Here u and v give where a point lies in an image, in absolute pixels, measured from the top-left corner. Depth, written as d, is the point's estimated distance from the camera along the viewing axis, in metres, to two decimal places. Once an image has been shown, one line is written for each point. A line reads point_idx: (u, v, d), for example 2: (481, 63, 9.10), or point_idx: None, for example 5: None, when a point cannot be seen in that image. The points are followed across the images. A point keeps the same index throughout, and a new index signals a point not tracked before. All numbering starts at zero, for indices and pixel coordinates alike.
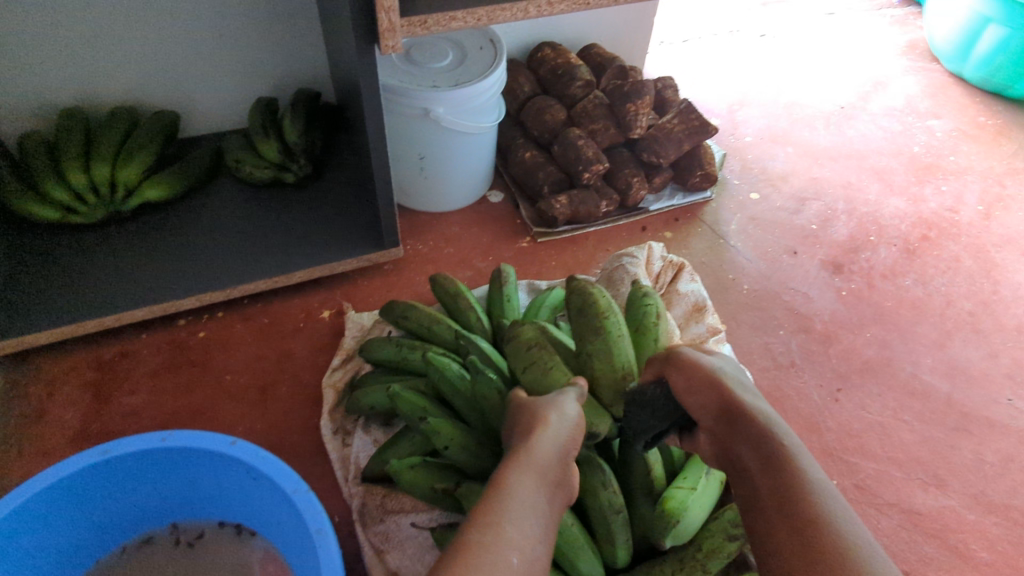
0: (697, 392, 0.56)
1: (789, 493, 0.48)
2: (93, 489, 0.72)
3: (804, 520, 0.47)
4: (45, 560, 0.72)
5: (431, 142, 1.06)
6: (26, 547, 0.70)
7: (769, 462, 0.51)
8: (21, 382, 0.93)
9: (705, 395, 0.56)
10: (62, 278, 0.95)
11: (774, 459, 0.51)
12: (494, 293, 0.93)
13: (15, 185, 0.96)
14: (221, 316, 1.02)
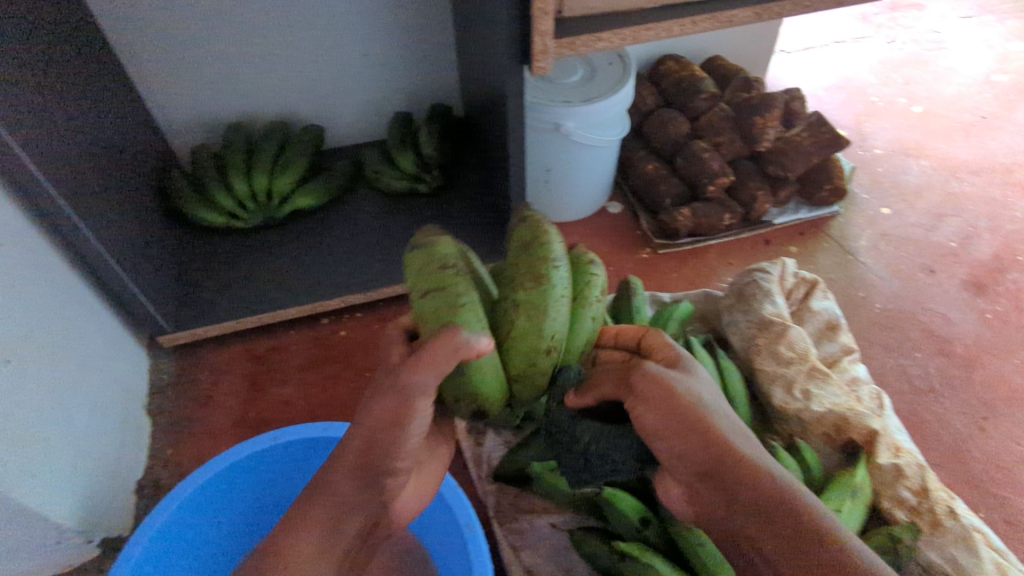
0: (671, 435, 0.50)
1: (799, 530, 0.48)
2: (239, 484, 0.80)
3: (815, 550, 0.47)
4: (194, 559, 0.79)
5: (559, 155, 1.09)
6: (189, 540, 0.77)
7: (762, 503, 0.49)
8: (190, 369, 1.04)
9: (684, 439, 0.50)
10: (227, 277, 1.06)
11: (767, 492, 0.49)
12: (621, 306, 0.95)
13: (191, 193, 1.07)
14: (360, 317, 1.10)
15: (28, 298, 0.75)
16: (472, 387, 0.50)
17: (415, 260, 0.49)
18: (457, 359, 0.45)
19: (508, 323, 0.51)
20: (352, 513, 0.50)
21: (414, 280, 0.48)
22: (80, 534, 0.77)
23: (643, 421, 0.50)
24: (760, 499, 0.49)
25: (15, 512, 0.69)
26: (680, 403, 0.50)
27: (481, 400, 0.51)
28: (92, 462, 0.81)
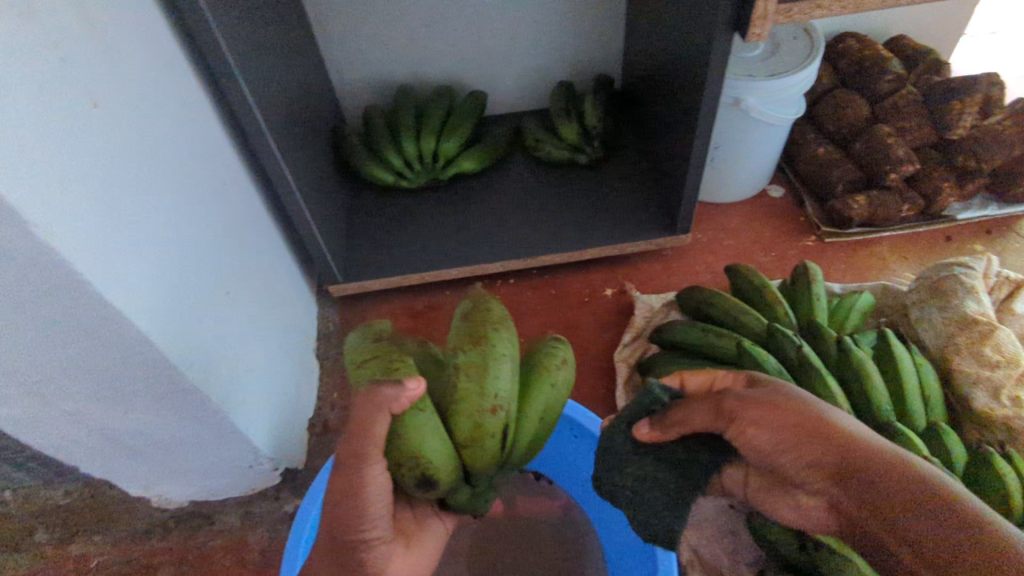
0: (774, 436, 0.46)
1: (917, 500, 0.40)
2: None
3: (954, 529, 0.38)
4: None
5: (730, 132, 1.06)
6: None
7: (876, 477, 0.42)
8: (353, 320, 1.09)
9: (788, 437, 0.46)
10: (391, 234, 1.09)
11: (887, 472, 0.42)
12: (796, 290, 0.91)
13: (362, 150, 1.12)
14: (514, 283, 1.11)
15: (242, 237, 0.80)
16: (410, 444, 0.47)
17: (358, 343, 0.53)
18: (385, 412, 0.45)
19: (451, 390, 0.49)
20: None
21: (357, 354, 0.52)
22: (271, 461, 0.82)
23: (745, 424, 0.47)
24: (880, 480, 0.42)
25: (229, 434, 0.73)
26: (780, 402, 0.48)
27: (425, 462, 0.47)
28: (282, 397, 0.85)
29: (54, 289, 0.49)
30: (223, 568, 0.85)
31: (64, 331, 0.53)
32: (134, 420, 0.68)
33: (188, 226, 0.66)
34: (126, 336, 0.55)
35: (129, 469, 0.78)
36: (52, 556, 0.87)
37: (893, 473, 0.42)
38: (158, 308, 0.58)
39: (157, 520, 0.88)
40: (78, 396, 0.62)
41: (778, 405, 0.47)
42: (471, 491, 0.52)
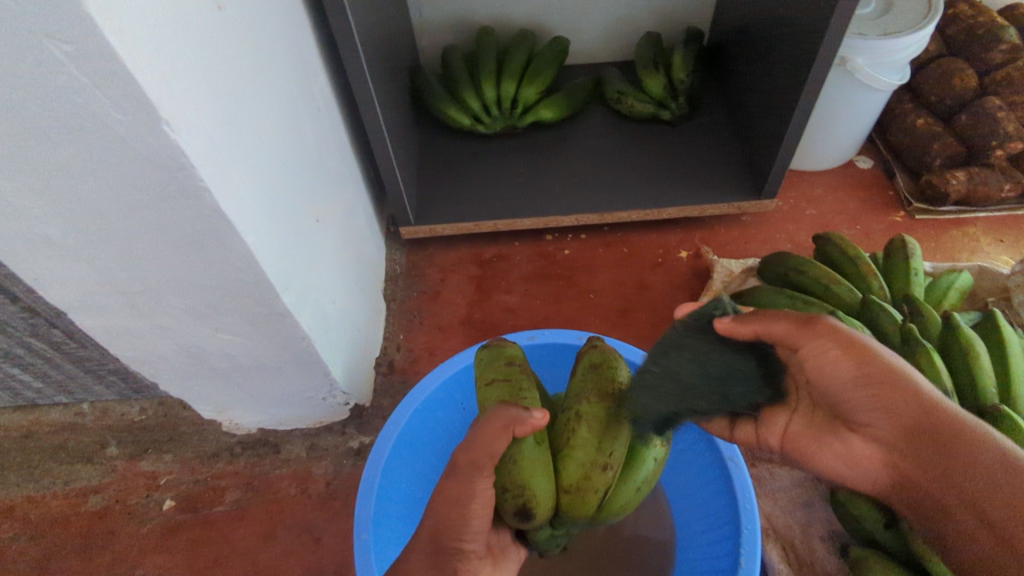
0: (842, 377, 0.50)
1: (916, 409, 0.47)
2: (438, 411, 0.79)
3: (997, 475, 0.43)
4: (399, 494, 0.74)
5: (830, 94, 1.01)
6: (400, 462, 0.74)
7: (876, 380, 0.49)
8: (420, 264, 1.07)
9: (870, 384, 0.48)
10: (465, 179, 1.07)
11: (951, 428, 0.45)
12: (890, 264, 0.86)
13: (441, 92, 1.10)
14: (585, 239, 1.08)
15: (330, 167, 0.79)
16: (520, 474, 0.49)
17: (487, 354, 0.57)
18: (509, 435, 0.47)
19: (569, 437, 0.52)
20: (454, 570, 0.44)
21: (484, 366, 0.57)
22: (344, 395, 0.82)
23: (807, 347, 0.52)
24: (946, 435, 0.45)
25: (309, 363, 0.73)
26: (851, 347, 0.50)
27: (529, 494, 0.49)
28: (355, 332, 0.85)
29: (171, 195, 0.49)
30: (288, 496, 0.85)
31: (174, 240, 0.54)
32: (222, 340, 0.68)
33: (290, 149, 0.65)
34: (231, 249, 0.55)
35: (207, 391, 0.80)
36: (124, 470, 0.89)
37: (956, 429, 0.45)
38: (262, 226, 0.57)
39: (226, 444, 0.89)
40: (175, 309, 0.63)
41: (860, 352, 0.49)
42: (552, 532, 0.54)
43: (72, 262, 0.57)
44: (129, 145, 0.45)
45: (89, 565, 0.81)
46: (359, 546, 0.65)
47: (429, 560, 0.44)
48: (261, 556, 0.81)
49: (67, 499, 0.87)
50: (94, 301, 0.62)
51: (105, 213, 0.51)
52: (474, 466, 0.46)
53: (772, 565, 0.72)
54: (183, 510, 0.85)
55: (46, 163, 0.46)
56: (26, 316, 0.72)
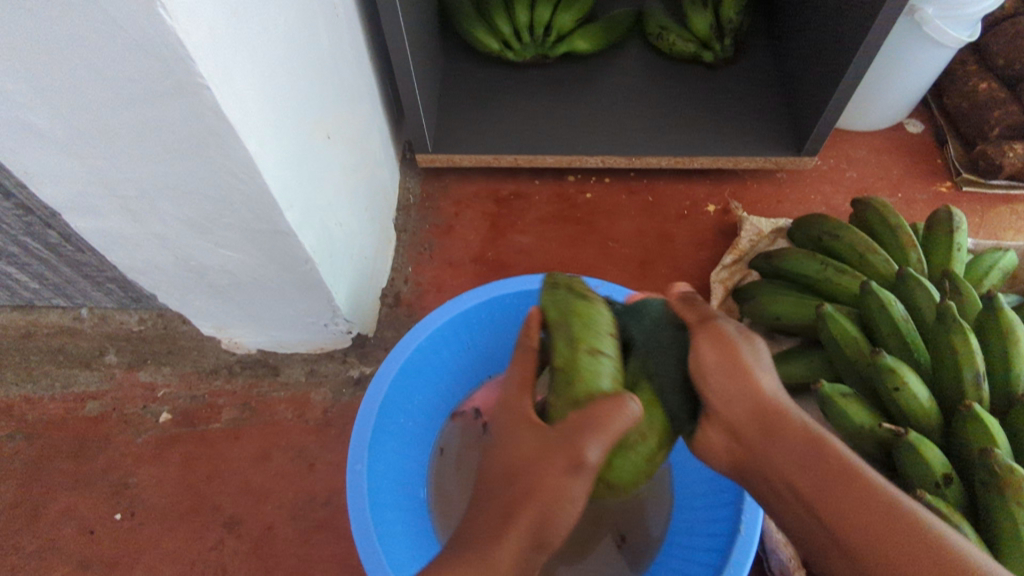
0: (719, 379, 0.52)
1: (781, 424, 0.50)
2: (437, 351, 0.76)
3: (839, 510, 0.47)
4: (394, 437, 0.72)
5: (890, 46, 0.94)
6: (395, 406, 0.72)
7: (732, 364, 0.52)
8: (435, 195, 1.03)
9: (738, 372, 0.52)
10: (488, 108, 1.01)
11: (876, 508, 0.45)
12: (932, 236, 0.81)
13: (472, 12, 1.03)
14: (609, 183, 1.03)
15: (347, 83, 0.74)
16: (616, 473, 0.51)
17: (562, 295, 0.54)
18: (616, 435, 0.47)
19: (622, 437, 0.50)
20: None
21: (558, 302, 0.54)
22: (346, 323, 0.80)
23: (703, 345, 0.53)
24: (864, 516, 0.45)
25: (311, 286, 0.70)
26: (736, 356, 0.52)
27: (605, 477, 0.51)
28: (360, 259, 0.81)
29: (169, 90, 0.45)
30: (285, 420, 0.84)
31: (171, 143, 0.50)
32: (221, 255, 0.65)
33: (302, 55, 0.60)
34: (232, 157, 0.51)
35: (206, 306, 0.77)
36: (122, 378, 0.88)
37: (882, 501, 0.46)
38: (268, 136, 0.53)
39: (224, 362, 0.88)
40: (172, 218, 0.60)
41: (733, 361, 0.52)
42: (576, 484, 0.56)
43: (62, 158, 0.53)
44: (122, 27, 0.40)
45: (83, 470, 0.81)
46: (351, 478, 0.64)
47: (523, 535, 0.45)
48: (254, 476, 0.80)
49: (64, 403, 0.86)
50: (88, 202, 0.59)
51: (97, 106, 0.47)
52: (578, 463, 0.46)
53: (769, 532, 0.68)
54: (179, 424, 0.84)
55: (31, 43, 0.42)
56: (19, 214, 0.69)
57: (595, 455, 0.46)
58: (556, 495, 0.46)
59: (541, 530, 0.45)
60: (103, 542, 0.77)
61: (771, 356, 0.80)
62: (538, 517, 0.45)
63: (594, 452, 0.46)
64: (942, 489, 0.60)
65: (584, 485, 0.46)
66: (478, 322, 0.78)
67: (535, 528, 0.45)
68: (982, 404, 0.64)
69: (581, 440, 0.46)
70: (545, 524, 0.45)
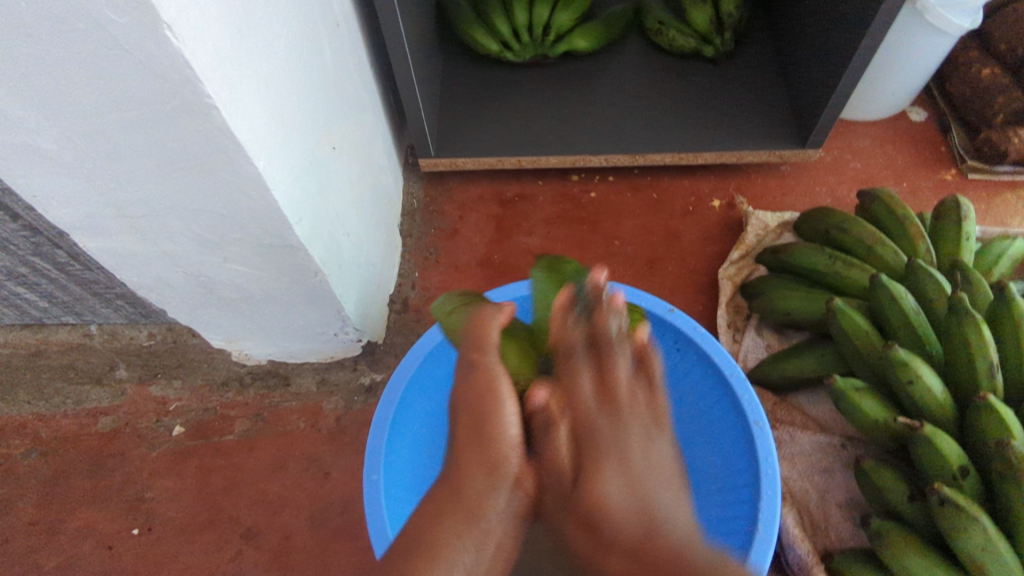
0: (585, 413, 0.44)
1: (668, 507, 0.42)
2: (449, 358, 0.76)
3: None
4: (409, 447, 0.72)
5: (893, 35, 0.94)
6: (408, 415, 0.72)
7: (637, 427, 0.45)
8: (439, 199, 1.03)
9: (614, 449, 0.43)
10: (490, 110, 1.01)
11: None
12: (940, 226, 0.80)
13: (470, 14, 1.03)
14: (613, 181, 1.03)
15: (349, 92, 0.74)
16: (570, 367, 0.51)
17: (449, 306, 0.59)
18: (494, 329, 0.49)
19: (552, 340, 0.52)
20: (492, 498, 0.45)
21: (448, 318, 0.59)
22: (356, 332, 0.80)
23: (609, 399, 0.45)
24: None
25: (319, 297, 0.70)
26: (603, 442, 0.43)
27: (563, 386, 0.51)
28: (367, 268, 0.81)
29: (177, 111, 0.45)
30: (297, 430, 0.84)
31: (178, 162, 0.50)
32: (230, 270, 0.65)
33: (305, 69, 0.60)
34: (241, 175, 0.51)
35: (215, 320, 0.77)
36: (134, 393, 0.88)
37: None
38: (275, 153, 0.53)
39: (235, 374, 0.88)
40: (181, 235, 0.60)
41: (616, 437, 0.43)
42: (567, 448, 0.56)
43: (71, 180, 0.53)
44: (131, 52, 0.40)
45: (98, 486, 0.82)
46: (367, 488, 0.64)
47: (479, 448, 0.46)
48: (269, 486, 0.80)
49: (77, 420, 0.86)
50: (96, 223, 0.59)
51: (105, 130, 0.47)
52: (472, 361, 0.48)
53: (785, 528, 0.70)
54: (192, 437, 0.84)
55: (38, 69, 0.42)
56: (28, 235, 0.69)
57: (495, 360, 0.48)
58: (480, 398, 0.47)
59: (481, 428, 0.46)
60: (122, 557, 0.77)
61: (780, 351, 0.80)
62: (472, 414, 0.47)
63: (484, 357, 0.48)
64: (958, 481, 0.61)
65: (502, 381, 0.47)
66: None
67: (474, 430, 0.46)
68: (997, 394, 0.64)
69: (467, 359, 0.49)
70: (486, 432, 0.46)
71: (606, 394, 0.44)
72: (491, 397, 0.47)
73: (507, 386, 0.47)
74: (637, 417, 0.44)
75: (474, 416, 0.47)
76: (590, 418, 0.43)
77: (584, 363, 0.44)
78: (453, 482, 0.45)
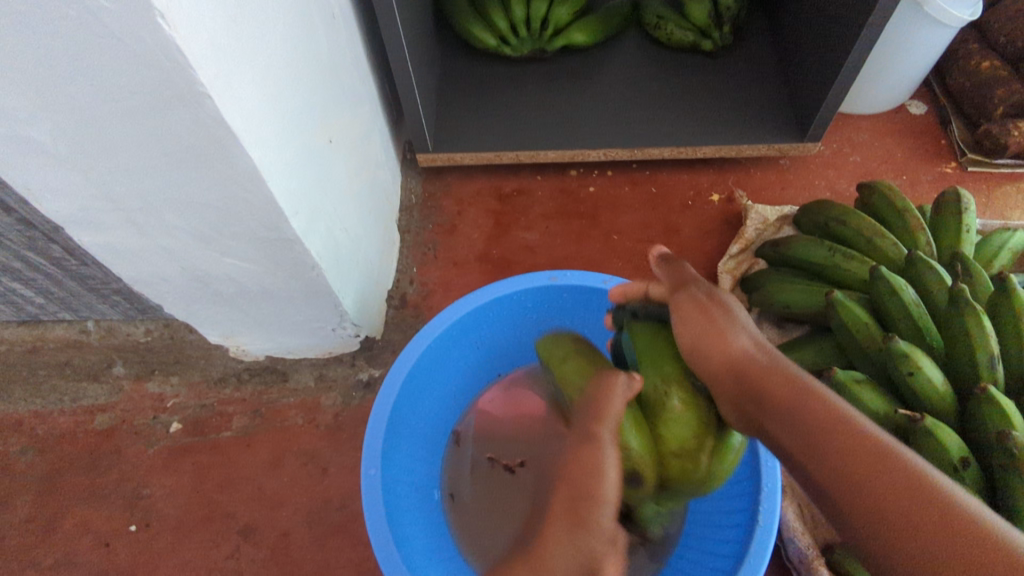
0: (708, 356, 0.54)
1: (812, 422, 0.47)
2: (447, 352, 0.76)
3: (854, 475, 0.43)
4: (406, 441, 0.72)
5: (892, 27, 0.94)
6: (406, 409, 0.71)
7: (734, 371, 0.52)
8: (437, 195, 1.02)
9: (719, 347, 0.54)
10: (488, 105, 1.01)
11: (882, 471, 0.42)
12: (940, 218, 0.80)
13: (467, 9, 1.03)
14: (612, 176, 1.03)
15: (346, 87, 0.73)
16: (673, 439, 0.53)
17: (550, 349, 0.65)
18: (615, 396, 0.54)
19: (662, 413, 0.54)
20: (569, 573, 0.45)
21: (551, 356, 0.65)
22: (354, 327, 0.79)
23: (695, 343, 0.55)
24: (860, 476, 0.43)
25: (316, 291, 0.70)
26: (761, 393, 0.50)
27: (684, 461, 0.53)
28: (365, 262, 0.80)
29: (170, 100, 0.44)
30: (296, 426, 0.84)
31: (173, 154, 0.50)
32: (227, 264, 0.65)
33: (301, 60, 0.59)
34: (236, 166, 0.50)
35: (212, 315, 0.77)
36: (131, 390, 0.88)
37: (886, 460, 0.42)
38: (270, 144, 0.53)
39: (233, 370, 0.88)
40: (176, 228, 0.59)
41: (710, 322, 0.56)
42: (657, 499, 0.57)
43: (64, 172, 0.52)
44: (123, 41, 0.40)
45: (96, 483, 0.81)
46: (366, 483, 0.64)
47: (570, 525, 0.47)
48: (268, 483, 0.80)
49: (74, 416, 0.86)
50: (90, 216, 0.58)
51: (98, 120, 0.47)
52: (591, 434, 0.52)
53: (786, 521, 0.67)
54: (190, 434, 0.84)
55: (29, 58, 0.41)
56: (22, 230, 0.68)
57: (609, 435, 0.52)
58: (583, 466, 0.50)
59: (576, 508, 0.48)
60: (119, 554, 0.77)
61: (780, 345, 0.80)
62: (571, 492, 0.49)
63: (602, 429, 0.52)
64: (959, 473, 0.60)
65: (606, 445, 0.51)
66: (486, 322, 0.78)
67: (569, 503, 0.48)
68: (998, 386, 0.63)
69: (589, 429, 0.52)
70: (584, 499, 0.48)
71: (700, 304, 0.57)
72: (594, 454, 0.50)
73: (613, 468, 0.50)
74: (723, 303, 0.57)
75: (575, 490, 0.49)
76: (697, 300, 0.57)
77: (688, 287, 0.59)
78: (534, 554, 0.46)
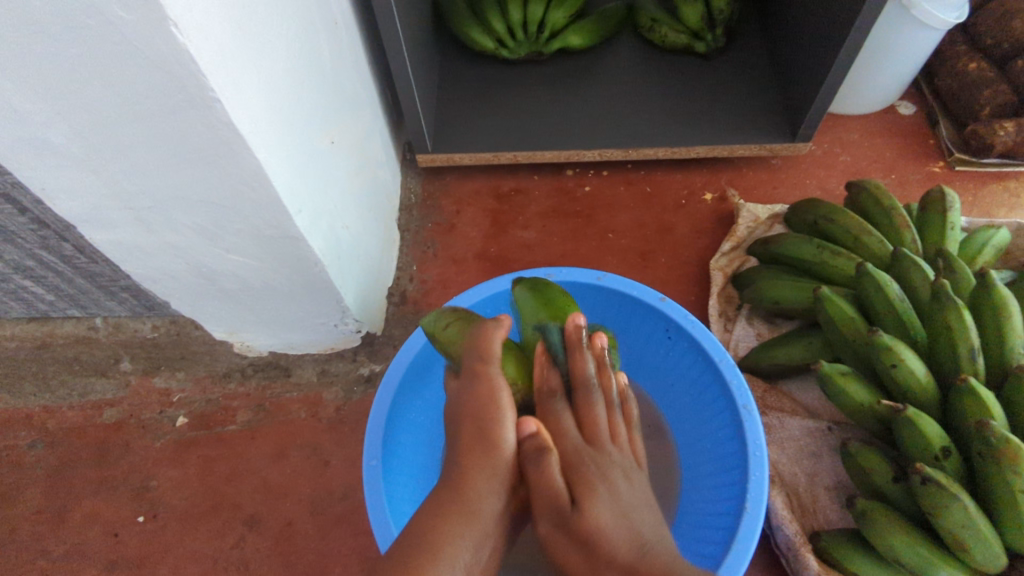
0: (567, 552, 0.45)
1: None
2: None
3: None
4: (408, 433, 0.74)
5: (880, 29, 0.96)
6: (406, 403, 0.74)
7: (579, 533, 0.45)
8: (436, 195, 1.04)
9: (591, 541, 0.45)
10: (486, 106, 1.03)
11: None
12: (926, 217, 0.82)
13: (465, 13, 1.05)
14: (607, 175, 1.05)
15: (348, 89, 0.76)
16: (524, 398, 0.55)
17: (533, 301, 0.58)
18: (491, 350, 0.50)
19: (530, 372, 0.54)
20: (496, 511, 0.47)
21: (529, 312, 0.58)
22: (355, 323, 0.81)
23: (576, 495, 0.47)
24: None
25: (320, 288, 0.72)
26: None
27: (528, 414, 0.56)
28: (367, 260, 0.83)
29: (181, 104, 0.46)
30: (299, 419, 0.86)
31: (182, 154, 0.52)
32: (233, 261, 0.67)
33: (304, 64, 0.61)
34: (243, 166, 0.53)
35: (218, 311, 0.79)
36: (138, 385, 0.90)
37: None
38: (276, 146, 0.55)
39: (237, 365, 0.90)
40: (183, 226, 0.62)
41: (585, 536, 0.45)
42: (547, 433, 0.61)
43: (78, 172, 0.55)
44: (138, 47, 0.42)
45: (103, 475, 0.83)
46: (367, 472, 0.66)
47: (484, 454, 0.48)
48: (271, 475, 0.82)
49: (83, 411, 0.88)
50: (102, 215, 0.61)
51: (111, 122, 0.49)
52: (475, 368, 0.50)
53: (773, 509, 0.72)
54: (196, 428, 0.86)
55: (46, 64, 0.44)
56: (35, 228, 0.70)
57: (497, 369, 0.50)
58: (479, 404, 0.49)
59: (483, 440, 0.48)
60: (128, 544, 0.79)
61: (770, 339, 0.82)
62: (471, 429, 0.49)
63: (493, 367, 0.50)
64: (941, 461, 0.62)
65: (501, 383, 0.50)
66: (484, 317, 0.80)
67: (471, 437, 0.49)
68: (979, 377, 0.66)
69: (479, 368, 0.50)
70: (489, 439, 0.48)
71: (586, 431, 0.49)
72: (489, 397, 0.49)
73: (508, 402, 0.49)
74: (619, 458, 0.49)
75: (477, 415, 0.49)
76: (583, 445, 0.49)
77: (567, 415, 0.50)
78: (458, 485, 0.47)
